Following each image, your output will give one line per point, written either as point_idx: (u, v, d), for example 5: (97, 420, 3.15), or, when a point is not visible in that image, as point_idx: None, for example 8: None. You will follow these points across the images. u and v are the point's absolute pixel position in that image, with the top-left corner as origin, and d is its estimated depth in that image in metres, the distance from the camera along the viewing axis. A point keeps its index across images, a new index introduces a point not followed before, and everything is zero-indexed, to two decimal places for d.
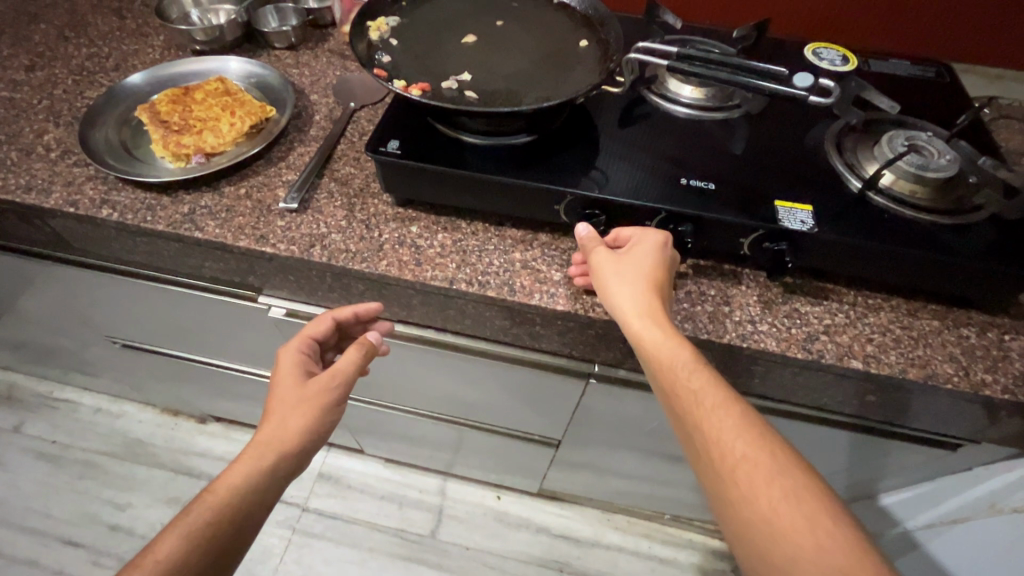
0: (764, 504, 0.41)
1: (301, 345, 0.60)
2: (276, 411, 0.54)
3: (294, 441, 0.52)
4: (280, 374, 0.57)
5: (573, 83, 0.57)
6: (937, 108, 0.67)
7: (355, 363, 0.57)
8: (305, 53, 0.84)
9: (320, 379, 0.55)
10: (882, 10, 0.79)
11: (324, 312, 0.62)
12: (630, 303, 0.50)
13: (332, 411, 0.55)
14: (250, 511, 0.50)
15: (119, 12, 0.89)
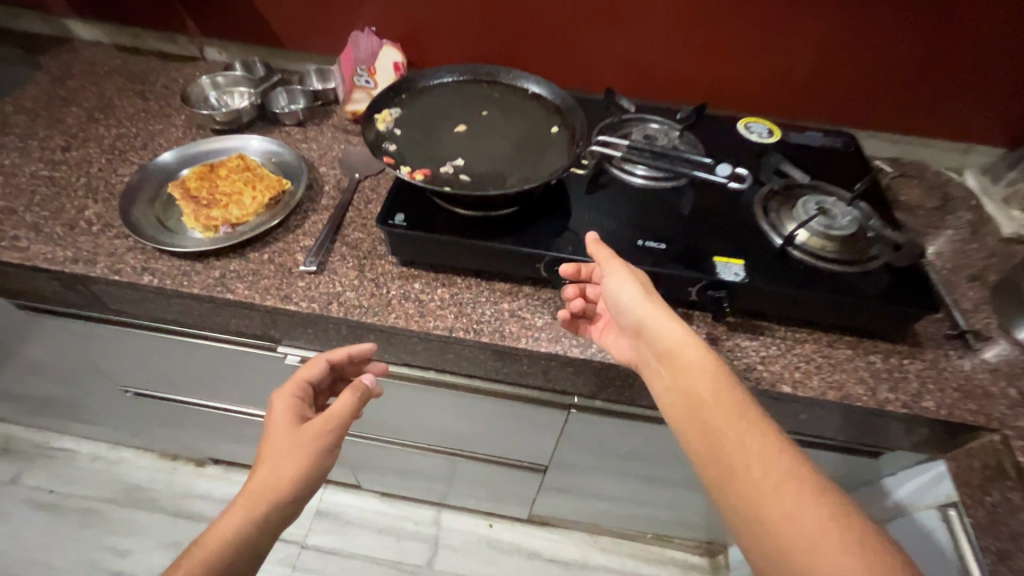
0: (797, 510, 0.50)
1: (296, 388, 0.67)
2: (269, 457, 0.60)
3: (282, 489, 0.59)
4: (276, 418, 0.64)
5: (548, 164, 0.70)
6: (845, 173, 0.82)
7: (346, 408, 0.63)
8: (312, 128, 0.96)
9: (312, 426, 0.62)
10: (794, 89, 0.95)
11: (316, 355, 0.69)
12: (660, 317, 0.61)
13: (320, 459, 0.61)
14: (248, 551, 0.58)
15: (144, 95, 1.00)
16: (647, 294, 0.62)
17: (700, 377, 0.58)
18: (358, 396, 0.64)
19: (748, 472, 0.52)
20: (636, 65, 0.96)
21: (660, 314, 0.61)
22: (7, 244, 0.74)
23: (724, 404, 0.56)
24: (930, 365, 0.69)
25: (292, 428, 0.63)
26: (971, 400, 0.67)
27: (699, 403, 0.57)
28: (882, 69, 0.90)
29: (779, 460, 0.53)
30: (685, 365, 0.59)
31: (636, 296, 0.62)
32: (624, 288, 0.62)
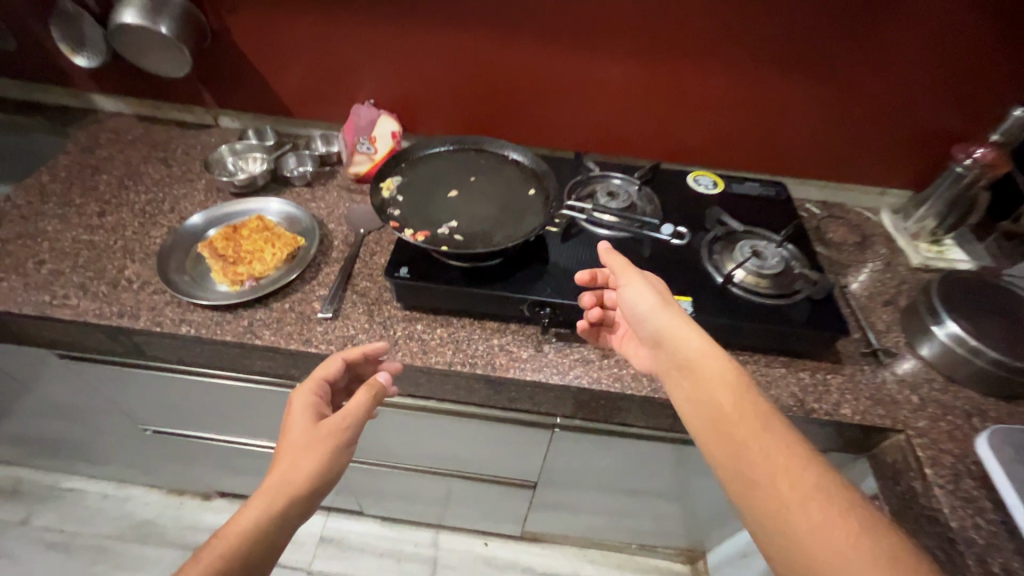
0: (824, 522, 0.52)
1: (316, 387, 0.70)
2: (289, 454, 0.62)
3: (305, 482, 0.60)
4: (294, 416, 0.67)
5: (528, 223, 0.85)
6: (776, 219, 0.98)
7: (364, 405, 0.67)
8: (319, 188, 1.09)
9: (332, 420, 0.65)
10: (731, 147, 1.10)
11: (335, 353, 0.73)
12: (684, 328, 0.68)
13: (338, 455, 0.64)
14: (263, 547, 0.57)
15: (166, 161, 1.13)
16: (663, 301, 0.70)
17: (718, 385, 0.63)
18: (375, 393, 0.68)
19: (772, 485, 0.55)
20: (596, 128, 1.10)
21: (684, 323, 0.68)
22: (59, 302, 0.84)
23: (746, 414, 0.60)
24: (849, 378, 0.84)
25: (312, 425, 0.65)
26: (882, 407, 0.81)
27: (721, 412, 0.61)
28: (811, 126, 1.05)
29: (805, 470, 0.55)
30: (705, 371, 0.64)
31: (653, 304, 0.70)
32: (642, 297, 0.71)
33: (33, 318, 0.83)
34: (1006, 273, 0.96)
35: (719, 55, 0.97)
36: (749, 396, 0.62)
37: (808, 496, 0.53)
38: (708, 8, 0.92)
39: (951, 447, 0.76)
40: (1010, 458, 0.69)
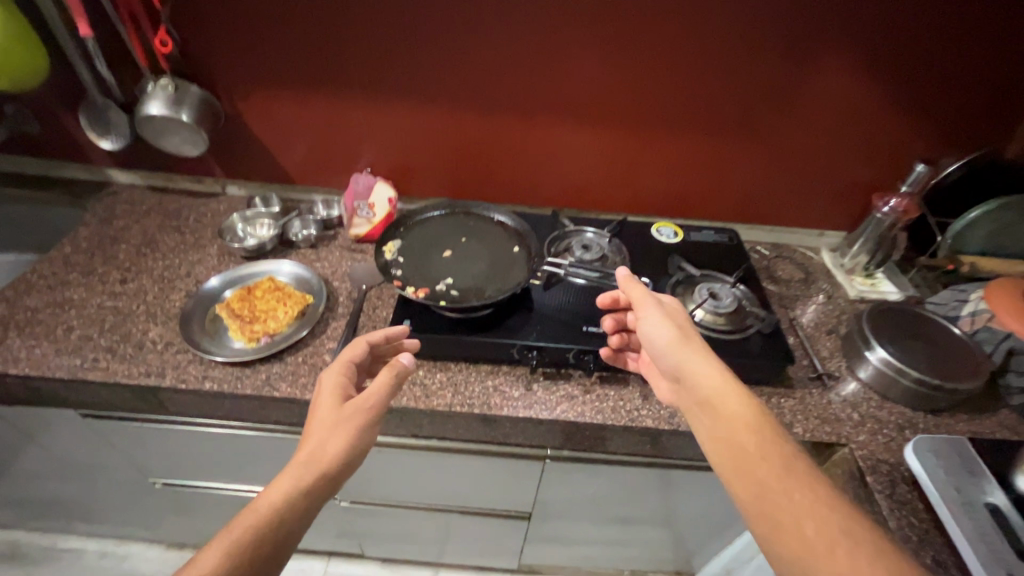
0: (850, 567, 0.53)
1: (342, 369, 0.77)
2: (320, 429, 0.69)
3: (339, 454, 0.67)
4: (324, 394, 0.73)
5: (514, 276, 0.97)
6: (729, 263, 1.12)
7: (388, 383, 0.75)
8: (322, 249, 1.20)
9: (361, 399, 0.72)
10: (685, 200, 1.25)
11: (359, 338, 0.82)
12: (703, 367, 0.73)
13: (365, 430, 0.70)
14: (298, 516, 0.62)
15: (180, 229, 1.23)
16: (679, 335, 0.78)
17: (739, 427, 0.67)
18: (397, 372, 0.76)
19: (800, 529, 0.57)
20: (566, 188, 1.24)
21: (704, 363, 0.74)
22: (89, 365, 0.92)
23: (770, 457, 0.64)
24: (799, 400, 0.96)
25: (339, 404, 0.72)
26: (827, 424, 0.94)
27: (742, 453, 0.65)
28: (756, 180, 1.20)
29: (831, 515, 0.57)
30: (725, 412, 0.69)
31: (671, 338, 0.77)
32: (658, 329, 0.78)
33: (66, 381, 0.91)
34: (928, 303, 1.12)
35: (668, 125, 1.12)
36: (772, 440, 0.66)
37: (838, 541, 0.55)
38: (657, 89, 1.07)
39: (887, 457, 0.88)
40: (932, 465, 0.81)
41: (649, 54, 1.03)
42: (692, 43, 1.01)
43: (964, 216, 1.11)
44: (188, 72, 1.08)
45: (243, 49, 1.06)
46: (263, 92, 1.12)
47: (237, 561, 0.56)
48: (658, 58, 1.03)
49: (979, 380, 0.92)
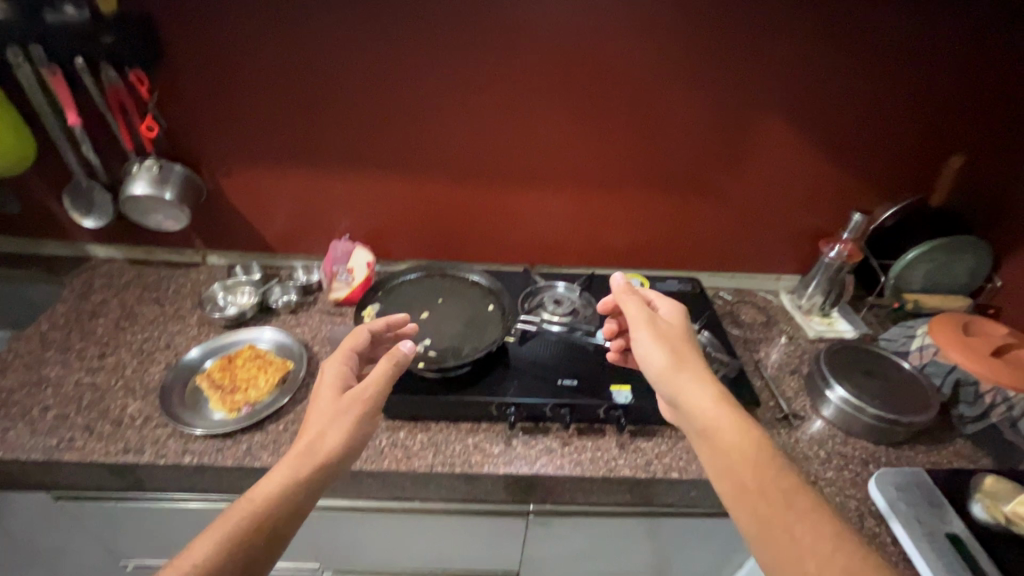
0: None
1: (341, 360, 0.83)
2: (318, 420, 0.74)
3: (336, 438, 0.73)
4: (326, 382, 0.80)
5: (490, 334, 1.02)
6: (694, 310, 1.19)
7: (384, 374, 0.80)
8: (303, 314, 1.23)
9: (358, 389, 0.78)
10: (650, 253, 1.31)
11: (359, 328, 0.89)
12: (703, 400, 0.75)
13: (361, 420, 0.76)
14: (299, 496, 0.68)
15: (159, 300, 1.25)
16: (675, 359, 0.79)
17: (739, 460, 0.69)
18: (393, 363, 0.81)
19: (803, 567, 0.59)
20: (537, 247, 1.29)
21: (702, 396, 0.76)
22: (65, 445, 0.92)
23: (771, 492, 0.66)
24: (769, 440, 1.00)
25: (338, 395, 0.78)
26: (796, 463, 0.97)
27: (743, 487, 0.67)
28: (714, 235, 1.27)
29: (833, 553, 0.59)
30: (725, 444, 0.71)
31: (664, 365, 0.79)
32: (650, 354, 0.81)
33: (40, 462, 0.90)
34: (881, 338, 1.19)
35: (628, 186, 1.19)
36: (773, 474, 0.68)
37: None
38: (614, 155, 1.15)
39: (855, 492, 0.92)
40: (892, 497, 0.86)
41: (605, 124, 1.11)
42: (645, 114, 1.10)
43: (903, 258, 1.19)
44: (172, 153, 1.14)
45: (224, 131, 1.11)
46: (243, 169, 1.17)
47: (240, 539, 0.62)
48: (613, 128, 1.11)
49: (932, 413, 0.98)
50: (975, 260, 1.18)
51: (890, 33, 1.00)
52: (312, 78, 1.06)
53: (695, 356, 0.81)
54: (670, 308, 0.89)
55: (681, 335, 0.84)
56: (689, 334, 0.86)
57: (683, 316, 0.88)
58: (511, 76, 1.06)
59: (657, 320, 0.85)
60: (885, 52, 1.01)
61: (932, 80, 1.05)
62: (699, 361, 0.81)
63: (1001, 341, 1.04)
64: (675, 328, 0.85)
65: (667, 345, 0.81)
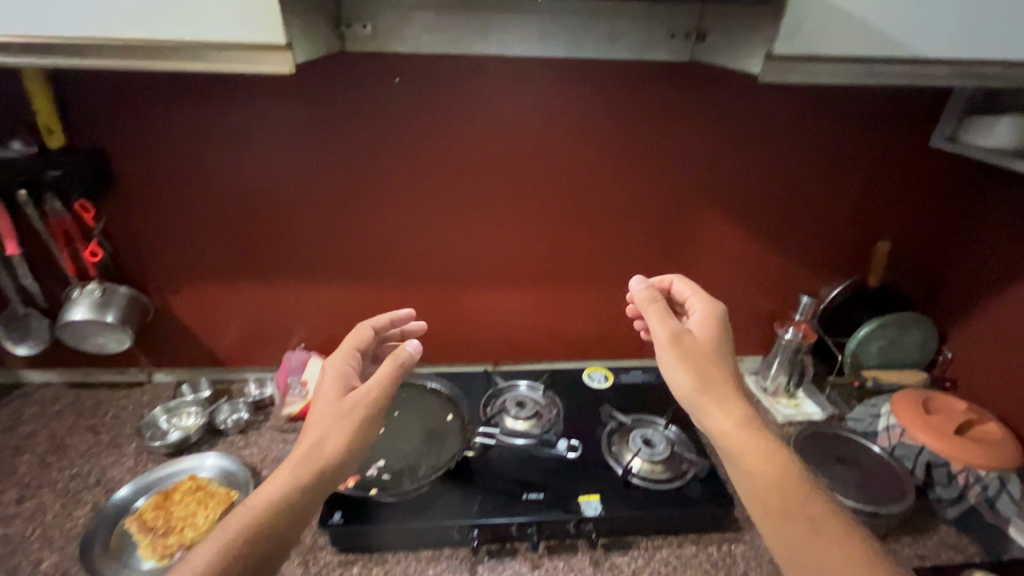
0: None
1: (344, 359, 0.83)
2: (320, 422, 0.73)
3: (334, 448, 0.71)
4: (326, 383, 0.79)
5: (449, 448, 1.01)
6: (660, 403, 1.17)
7: (390, 374, 0.77)
8: (252, 432, 1.16)
9: (359, 392, 0.76)
10: (611, 343, 1.30)
11: (360, 326, 0.90)
12: (723, 420, 0.72)
13: (365, 422, 0.74)
14: (294, 507, 0.67)
15: (94, 428, 1.16)
16: (701, 380, 0.74)
17: (763, 483, 0.66)
18: (400, 362, 0.78)
19: None
20: (498, 344, 1.28)
21: (721, 417, 0.72)
22: None
23: (795, 517, 0.63)
24: (749, 545, 0.94)
25: (341, 396, 0.77)
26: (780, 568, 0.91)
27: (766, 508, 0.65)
28: None
29: None
30: (749, 463, 0.68)
31: (689, 387, 0.75)
32: (673, 369, 0.76)
33: None
34: (849, 419, 1.17)
35: (583, 281, 1.21)
36: (799, 497, 0.65)
37: None
38: (567, 254, 1.17)
39: None
40: None
41: (556, 226, 1.13)
42: (593, 215, 1.13)
43: (856, 335, 1.19)
44: (118, 274, 1.11)
45: (173, 250, 1.10)
46: (193, 285, 1.15)
47: (231, 556, 0.62)
48: (564, 229, 1.14)
49: (908, 501, 0.95)
50: (924, 335, 1.20)
51: (812, 135, 1.07)
52: (260, 197, 1.06)
53: (723, 370, 0.77)
54: (702, 317, 0.83)
55: (710, 351, 0.78)
56: (722, 347, 0.80)
57: (717, 326, 0.82)
58: (459, 187, 1.08)
59: (686, 336, 0.78)
60: (808, 152, 1.08)
61: (855, 174, 1.12)
62: (727, 378, 0.76)
63: (961, 419, 1.03)
64: (705, 343, 0.79)
65: (693, 364, 0.76)
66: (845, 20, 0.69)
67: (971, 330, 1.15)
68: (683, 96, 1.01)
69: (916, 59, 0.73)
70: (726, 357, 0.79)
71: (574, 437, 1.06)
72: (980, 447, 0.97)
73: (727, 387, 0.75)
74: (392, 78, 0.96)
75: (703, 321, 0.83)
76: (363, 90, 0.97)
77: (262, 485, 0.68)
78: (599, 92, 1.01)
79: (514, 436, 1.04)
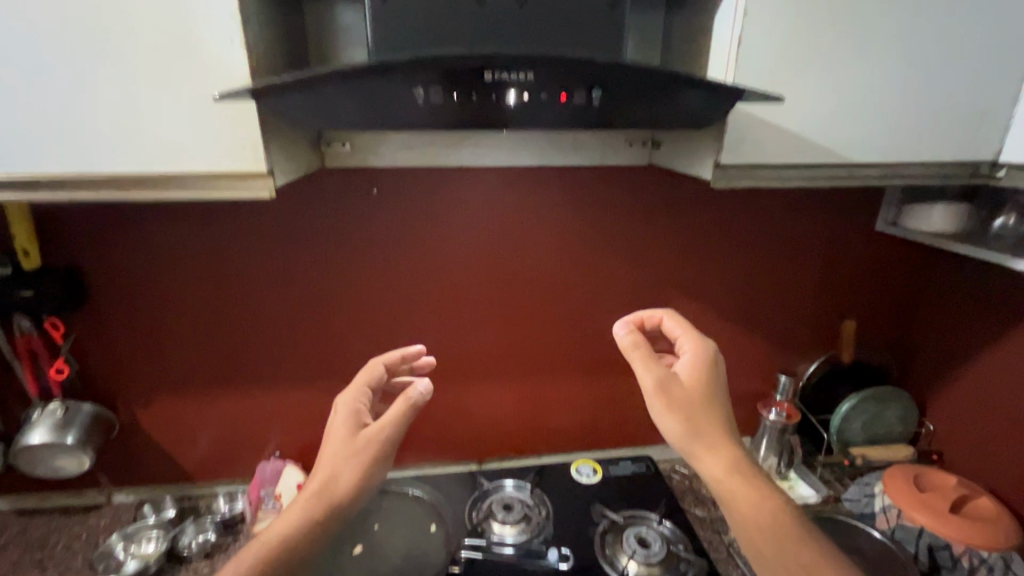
0: None
1: (357, 395, 0.81)
2: (331, 458, 0.74)
3: (343, 488, 0.72)
4: (337, 417, 0.78)
5: (433, 563, 0.96)
6: (652, 496, 1.13)
7: (401, 414, 0.75)
8: (219, 557, 1.07)
9: (370, 430, 0.75)
10: (597, 432, 1.28)
11: (373, 362, 0.88)
12: (716, 470, 0.71)
13: (376, 462, 0.74)
14: (307, 542, 0.71)
15: (39, 563, 1.05)
16: (688, 428, 0.71)
17: (753, 531, 0.70)
18: (412, 402, 0.75)
19: None
20: (481, 440, 1.24)
21: (715, 468, 0.71)
22: None
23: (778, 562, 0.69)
24: None
25: (354, 432, 0.76)
26: None
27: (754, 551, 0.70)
28: None
29: None
30: (742, 511, 0.70)
31: (676, 434, 0.72)
32: (662, 421, 0.72)
33: None
34: (844, 500, 1.14)
35: (564, 371, 1.21)
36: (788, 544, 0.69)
37: None
38: (547, 346, 1.18)
39: None
40: None
41: (534, 319, 1.15)
42: (569, 307, 1.15)
43: (839, 410, 1.20)
44: (86, 390, 1.07)
45: (146, 362, 1.07)
46: (165, 397, 1.11)
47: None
48: (542, 321, 1.16)
49: None
50: (904, 408, 1.21)
51: (768, 224, 1.14)
52: (239, 306, 1.06)
53: (713, 411, 0.73)
54: (692, 358, 0.78)
55: (699, 396, 0.74)
56: (713, 387, 0.75)
57: (708, 366, 0.77)
58: (437, 286, 1.10)
59: (674, 382, 0.74)
60: (767, 238, 1.15)
61: (814, 256, 1.18)
62: (718, 420, 0.73)
63: (954, 495, 1.02)
64: (694, 386, 0.75)
65: (680, 413, 0.72)
66: (783, 134, 0.77)
67: (946, 402, 1.17)
68: (646, 194, 1.08)
69: (849, 164, 0.81)
70: (718, 397, 0.75)
71: (564, 543, 1.01)
72: (977, 526, 0.95)
73: (717, 430, 0.72)
74: (370, 188, 1.01)
75: (693, 362, 0.77)
76: (342, 201, 1.01)
77: (280, 517, 0.73)
78: (568, 195, 1.07)
79: (502, 547, 0.99)
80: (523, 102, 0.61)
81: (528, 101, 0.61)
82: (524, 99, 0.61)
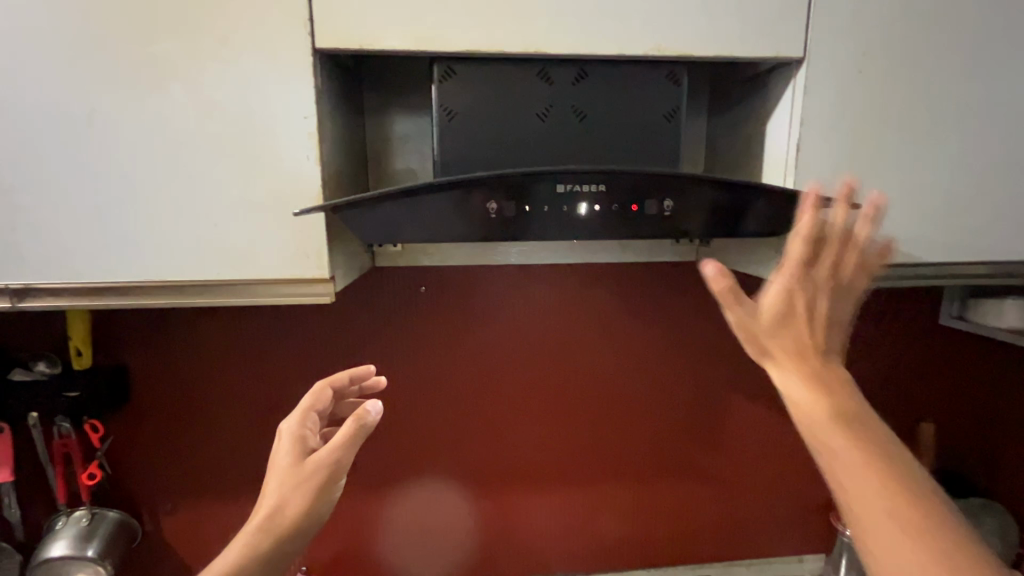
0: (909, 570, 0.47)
1: (302, 419, 0.64)
2: (275, 489, 0.57)
3: (289, 525, 0.56)
4: (278, 442, 0.62)
5: None
6: None
7: (348, 436, 0.59)
8: None
9: (316, 456, 0.59)
10: (648, 544, 1.15)
11: (321, 384, 0.69)
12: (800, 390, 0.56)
13: (326, 493, 0.59)
14: None
15: None
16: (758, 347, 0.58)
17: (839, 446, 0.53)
18: (364, 424, 0.59)
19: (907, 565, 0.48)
20: (522, 552, 1.13)
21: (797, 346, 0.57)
22: None
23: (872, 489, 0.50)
24: None
25: (296, 458, 0.60)
26: None
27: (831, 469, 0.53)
28: (716, 520, 1.16)
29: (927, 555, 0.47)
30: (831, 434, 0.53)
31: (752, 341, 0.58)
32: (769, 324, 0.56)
33: None
34: None
35: (610, 472, 1.12)
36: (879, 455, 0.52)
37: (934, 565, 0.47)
38: (592, 445, 1.11)
39: None
40: None
41: (580, 417, 1.09)
42: (617, 406, 1.09)
43: None
44: (114, 495, 1.02)
45: (178, 465, 1.03)
46: (191, 503, 1.05)
47: None
48: (588, 419, 1.09)
49: None
50: (997, 520, 1.09)
51: None
52: (278, 405, 1.02)
53: (810, 346, 0.56)
54: (793, 276, 0.55)
55: (795, 341, 0.57)
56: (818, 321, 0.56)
57: (823, 291, 0.56)
58: (481, 383, 1.06)
59: (763, 314, 0.57)
60: None
61: (875, 350, 1.12)
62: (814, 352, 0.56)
63: None
64: (789, 320, 0.56)
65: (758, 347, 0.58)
66: None
67: None
68: (696, 290, 1.05)
69: (920, 263, 0.78)
70: (824, 329, 0.56)
71: None
72: None
73: (812, 369, 0.56)
74: (417, 287, 1.00)
75: (828, 275, 0.56)
76: (389, 299, 1.00)
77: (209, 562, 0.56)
78: (615, 292, 1.04)
79: None
80: (594, 213, 0.63)
81: (599, 212, 0.63)
82: (594, 211, 0.63)
